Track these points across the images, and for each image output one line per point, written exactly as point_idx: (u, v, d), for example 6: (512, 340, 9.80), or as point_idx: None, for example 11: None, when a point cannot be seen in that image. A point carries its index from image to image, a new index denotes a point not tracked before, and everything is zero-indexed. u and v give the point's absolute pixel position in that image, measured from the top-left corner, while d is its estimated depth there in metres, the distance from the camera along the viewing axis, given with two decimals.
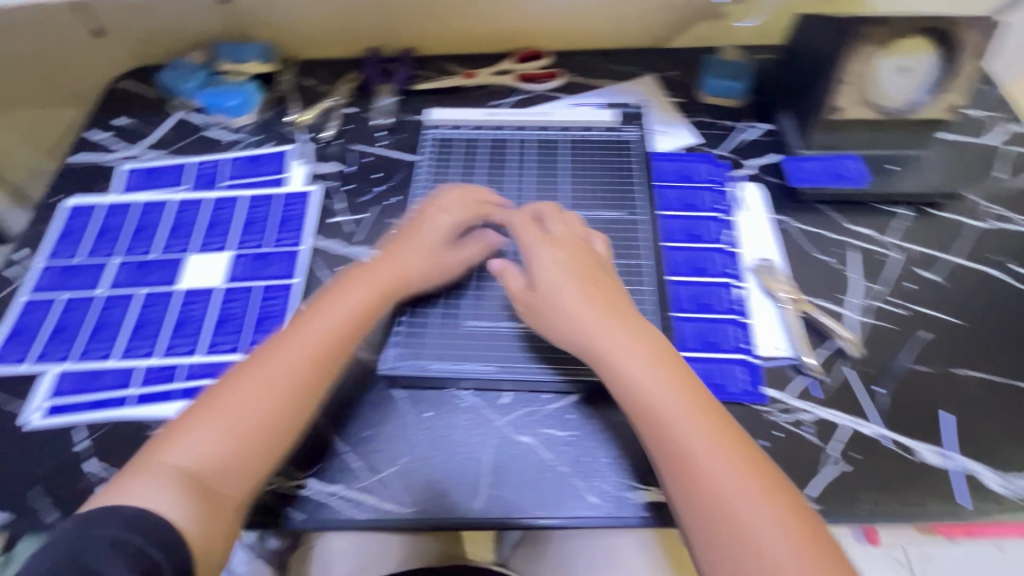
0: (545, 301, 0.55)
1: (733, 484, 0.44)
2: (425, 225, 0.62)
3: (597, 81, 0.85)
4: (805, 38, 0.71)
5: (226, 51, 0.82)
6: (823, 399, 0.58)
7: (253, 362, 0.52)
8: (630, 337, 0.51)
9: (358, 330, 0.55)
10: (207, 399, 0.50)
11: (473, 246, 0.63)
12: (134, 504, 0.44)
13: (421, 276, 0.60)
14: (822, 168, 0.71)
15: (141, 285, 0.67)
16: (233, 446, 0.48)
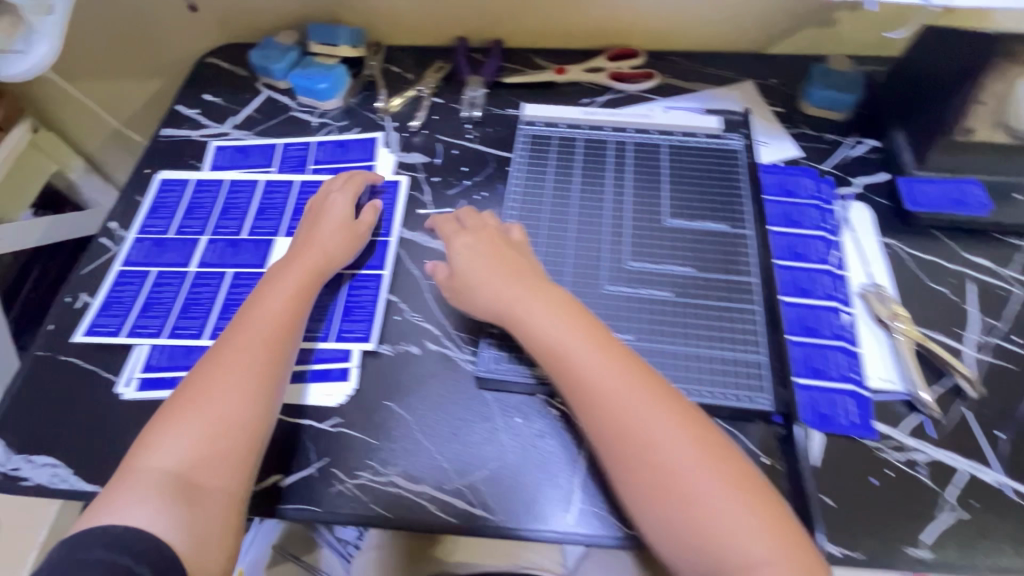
0: (469, 285, 0.57)
1: (670, 455, 0.45)
2: (324, 208, 0.65)
3: (693, 84, 0.81)
4: (933, 53, 0.67)
5: (316, 32, 0.81)
6: (938, 440, 0.54)
7: (211, 356, 0.53)
8: (560, 314, 0.52)
9: (298, 310, 0.57)
10: (182, 397, 0.51)
11: (365, 210, 0.67)
12: (122, 522, 0.44)
13: (328, 259, 0.62)
14: (940, 193, 0.67)
15: (230, 264, 0.67)
16: (205, 441, 0.48)
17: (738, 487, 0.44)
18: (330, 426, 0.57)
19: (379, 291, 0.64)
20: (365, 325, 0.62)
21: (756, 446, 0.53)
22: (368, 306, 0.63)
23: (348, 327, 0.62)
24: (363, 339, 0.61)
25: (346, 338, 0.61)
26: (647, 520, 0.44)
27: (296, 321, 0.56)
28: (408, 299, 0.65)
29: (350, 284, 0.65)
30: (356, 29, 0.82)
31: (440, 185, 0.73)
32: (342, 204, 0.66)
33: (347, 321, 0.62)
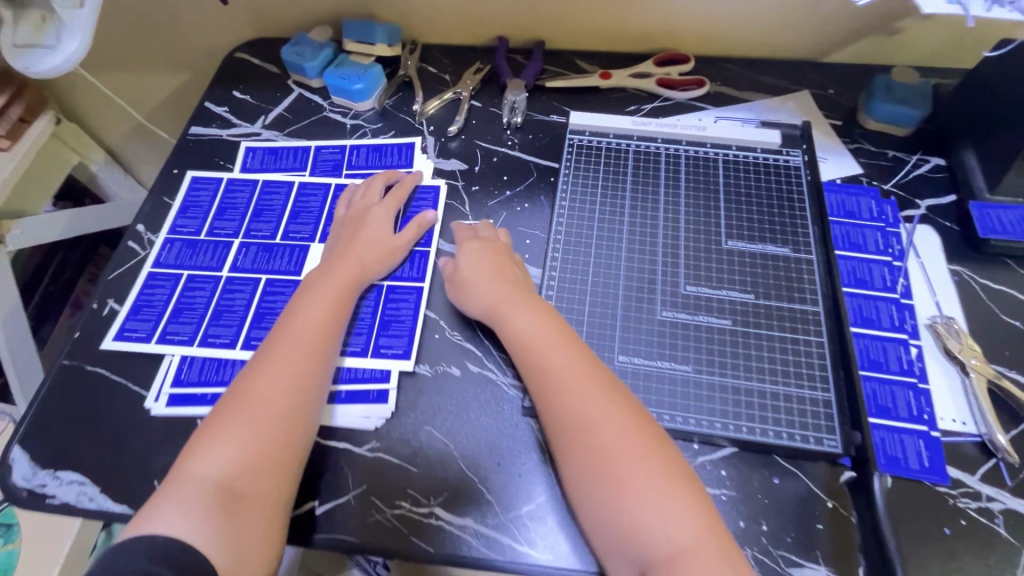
0: (457, 277, 0.59)
1: (616, 447, 0.46)
2: (365, 219, 0.63)
3: (746, 93, 0.77)
4: (1013, 68, 0.62)
5: (352, 29, 0.78)
6: (1015, 488, 0.51)
7: (260, 363, 0.51)
8: (534, 310, 0.54)
9: (337, 315, 0.55)
10: (228, 403, 0.49)
11: (410, 226, 0.64)
12: (166, 532, 0.41)
13: (368, 268, 0.60)
14: (1015, 219, 0.63)
15: (263, 270, 0.64)
16: (249, 448, 0.46)
17: (675, 488, 0.44)
18: (367, 451, 0.54)
19: (418, 305, 0.61)
20: (405, 341, 0.59)
21: (821, 488, 0.50)
22: (407, 320, 0.60)
23: (386, 343, 0.59)
24: (402, 356, 0.58)
25: (383, 354, 0.58)
26: (585, 508, 0.46)
27: (337, 328, 0.55)
28: (449, 316, 0.62)
29: (387, 297, 0.62)
30: (393, 27, 0.79)
31: (480, 194, 0.70)
32: (383, 219, 0.64)
33: (384, 336, 0.59)
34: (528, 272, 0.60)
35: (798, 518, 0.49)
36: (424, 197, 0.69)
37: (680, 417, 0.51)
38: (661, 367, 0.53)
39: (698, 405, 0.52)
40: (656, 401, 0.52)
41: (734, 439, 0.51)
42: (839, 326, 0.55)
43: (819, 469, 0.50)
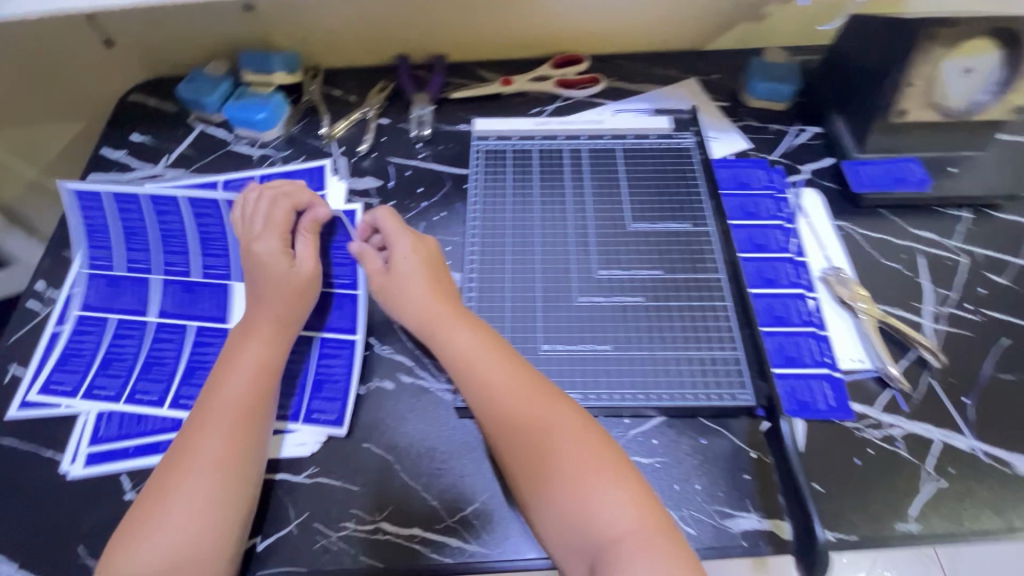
0: (397, 292, 0.57)
1: (564, 455, 0.46)
2: (257, 260, 0.57)
3: (639, 86, 0.82)
4: (864, 40, 0.69)
5: (249, 61, 0.77)
6: (910, 412, 0.56)
7: (182, 441, 0.49)
8: (471, 329, 0.53)
9: (272, 372, 0.54)
10: (156, 492, 0.47)
11: (308, 251, 0.58)
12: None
13: (290, 311, 0.56)
14: (883, 172, 0.70)
15: (192, 316, 0.62)
16: (182, 536, 0.44)
17: (625, 488, 0.45)
18: (306, 478, 0.53)
19: (349, 363, 0.59)
20: (338, 406, 0.57)
21: (745, 441, 0.53)
22: (340, 381, 0.58)
23: (318, 408, 0.57)
24: (335, 424, 0.56)
25: (316, 421, 0.56)
26: (542, 516, 0.45)
27: (262, 392, 0.52)
28: (378, 331, 0.62)
29: (319, 356, 0.59)
30: (289, 55, 0.78)
31: (396, 209, 0.71)
32: (276, 253, 0.57)
33: (318, 399, 0.57)
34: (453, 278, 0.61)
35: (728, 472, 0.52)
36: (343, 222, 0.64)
37: (605, 394, 0.54)
38: (583, 350, 0.56)
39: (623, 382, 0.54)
40: (581, 383, 0.54)
41: (660, 407, 0.53)
42: (740, 290, 0.59)
43: (742, 424, 0.54)
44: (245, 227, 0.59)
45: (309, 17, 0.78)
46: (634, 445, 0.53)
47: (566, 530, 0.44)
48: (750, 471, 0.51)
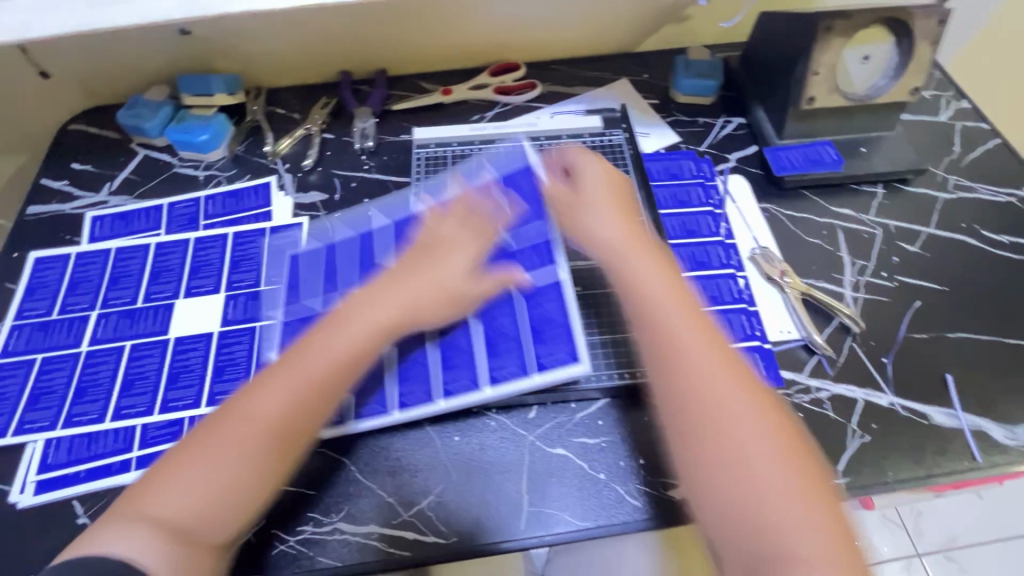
0: (572, 211, 0.60)
1: (724, 421, 0.44)
2: (443, 257, 0.57)
3: (574, 89, 0.86)
4: (774, 34, 0.74)
5: (189, 84, 0.78)
6: (835, 375, 0.60)
7: (256, 386, 0.49)
8: (665, 275, 0.53)
9: (360, 364, 0.51)
10: (206, 430, 0.47)
11: (492, 278, 0.58)
12: (114, 556, 0.41)
13: (438, 297, 0.55)
14: (801, 155, 0.74)
15: (287, 347, 0.57)
16: (217, 486, 0.45)
17: (784, 461, 0.43)
18: None
19: (560, 299, 0.59)
20: (564, 345, 0.56)
21: None
22: (557, 320, 0.57)
23: (497, 365, 0.56)
24: (569, 360, 0.55)
25: (549, 366, 0.55)
26: (697, 491, 0.44)
27: (352, 369, 0.51)
28: None
29: (526, 305, 0.59)
30: (229, 76, 0.79)
31: None
32: (462, 260, 0.57)
33: (541, 345, 0.56)
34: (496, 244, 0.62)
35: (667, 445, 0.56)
36: (523, 183, 0.65)
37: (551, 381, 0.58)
38: None
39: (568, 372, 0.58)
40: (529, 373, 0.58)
41: (601, 389, 0.58)
42: None
43: None
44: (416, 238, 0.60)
45: (247, 39, 0.80)
46: (581, 427, 0.57)
47: (717, 498, 0.43)
48: None
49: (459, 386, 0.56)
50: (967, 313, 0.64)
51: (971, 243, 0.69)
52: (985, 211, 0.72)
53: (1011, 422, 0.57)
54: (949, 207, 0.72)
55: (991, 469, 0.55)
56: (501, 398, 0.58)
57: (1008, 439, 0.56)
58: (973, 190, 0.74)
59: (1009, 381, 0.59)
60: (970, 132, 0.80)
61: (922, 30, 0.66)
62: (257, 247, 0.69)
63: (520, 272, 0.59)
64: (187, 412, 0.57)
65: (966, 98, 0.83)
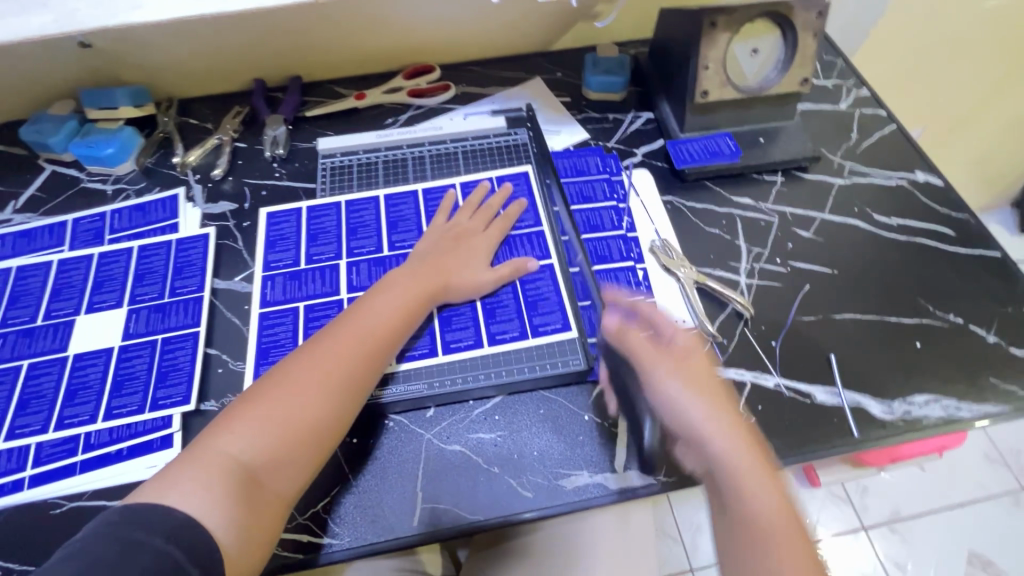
0: (652, 354, 0.56)
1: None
2: (465, 239, 0.67)
3: (488, 90, 0.87)
4: (670, 29, 0.75)
5: (92, 98, 0.77)
6: (725, 360, 0.62)
7: (312, 347, 0.56)
8: (736, 435, 0.51)
9: (404, 330, 0.59)
10: (267, 386, 0.53)
11: (506, 267, 0.65)
12: (182, 507, 0.44)
13: (464, 278, 0.64)
14: (701, 148, 0.76)
15: (299, 297, 0.66)
16: (281, 436, 0.50)
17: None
18: None
19: (554, 281, 0.66)
20: (558, 316, 0.63)
21: (578, 405, 0.59)
22: (551, 297, 0.65)
23: (499, 329, 0.63)
24: (563, 328, 0.63)
25: (545, 332, 0.62)
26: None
27: (398, 335, 0.59)
28: (231, 349, 0.64)
29: (522, 284, 0.66)
30: (135, 88, 0.79)
31: (250, 230, 0.73)
32: (486, 249, 0.67)
33: (536, 316, 0.63)
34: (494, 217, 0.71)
35: (558, 436, 0.57)
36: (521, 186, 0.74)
37: (450, 378, 0.60)
38: (430, 339, 0.62)
39: (468, 364, 0.61)
40: (428, 373, 0.60)
41: (497, 386, 0.60)
42: (568, 266, 0.68)
43: (576, 391, 0.60)
44: (437, 220, 0.70)
45: (149, 52, 0.79)
46: (477, 422, 0.59)
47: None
48: (585, 434, 0.58)
49: (462, 344, 0.62)
50: (854, 294, 0.66)
51: (862, 226, 0.72)
52: (877, 195, 0.75)
53: (889, 397, 0.60)
54: (844, 192, 0.75)
55: (869, 442, 0.57)
56: (402, 394, 0.59)
57: (884, 413, 0.59)
58: (867, 174, 0.77)
59: (889, 358, 0.62)
60: (866, 119, 0.82)
61: (803, 23, 0.68)
62: (161, 259, 0.69)
63: (531, 261, 0.66)
64: (83, 428, 0.57)
65: (865, 85, 0.86)
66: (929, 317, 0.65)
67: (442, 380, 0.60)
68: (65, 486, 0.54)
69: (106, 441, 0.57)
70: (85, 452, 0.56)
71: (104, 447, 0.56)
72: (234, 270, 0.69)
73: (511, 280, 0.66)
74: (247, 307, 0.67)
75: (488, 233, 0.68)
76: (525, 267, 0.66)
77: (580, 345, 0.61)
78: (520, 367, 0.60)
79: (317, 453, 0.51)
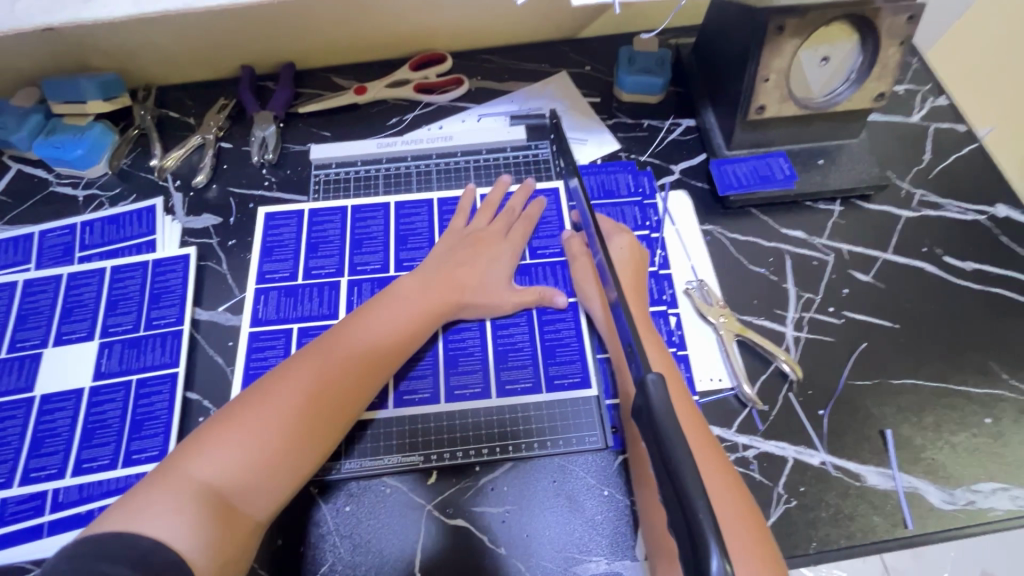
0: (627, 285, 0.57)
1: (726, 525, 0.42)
2: (485, 239, 0.62)
3: (506, 85, 0.76)
4: (725, 26, 0.63)
5: (57, 88, 0.68)
6: (765, 431, 0.54)
7: (306, 353, 0.50)
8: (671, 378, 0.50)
9: (407, 344, 0.54)
10: (252, 393, 0.46)
11: (531, 292, 0.60)
12: (151, 534, 0.38)
13: (481, 295, 0.58)
14: (749, 169, 0.66)
15: (293, 318, 0.60)
16: (265, 454, 0.44)
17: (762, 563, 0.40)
18: None
19: (577, 323, 0.60)
20: (577, 368, 0.57)
21: (597, 478, 0.53)
22: (572, 343, 0.59)
23: (509, 378, 0.57)
24: (581, 383, 0.57)
25: (560, 386, 0.57)
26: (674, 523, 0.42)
27: (400, 347, 0.54)
28: (213, 395, 0.57)
29: (540, 322, 0.60)
30: (105, 78, 0.69)
31: (236, 249, 0.65)
32: (508, 256, 0.61)
33: (553, 364, 0.58)
34: (516, 225, 0.64)
35: (575, 518, 0.51)
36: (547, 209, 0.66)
37: (453, 453, 0.54)
38: (434, 395, 0.56)
39: (473, 423, 0.55)
40: (428, 439, 0.55)
41: (504, 456, 0.54)
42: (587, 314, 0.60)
43: (595, 461, 0.54)
44: (454, 224, 0.64)
45: (121, 36, 0.69)
46: (483, 493, 0.53)
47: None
48: (602, 513, 0.51)
49: (467, 391, 0.57)
50: (916, 355, 0.58)
51: (930, 270, 0.63)
52: (950, 231, 0.65)
53: (951, 484, 0.52)
54: (912, 226, 0.65)
55: (925, 536, 0.51)
56: (399, 462, 0.54)
57: (944, 502, 0.52)
58: (939, 206, 0.66)
59: (954, 435, 0.54)
60: (943, 136, 0.71)
61: (890, 29, 0.56)
62: (136, 284, 0.62)
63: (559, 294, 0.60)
64: (51, 484, 0.52)
65: (944, 93, 0.74)
66: (1001, 387, 0.57)
67: (444, 453, 0.54)
68: (28, 554, 0.49)
69: (76, 500, 0.52)
70: (53, 512, 0.51)
71: (73, 507, 0.51)
72: (218, 299, 0.62)
73: (530, 307, 0.60)
74: (231, 343, 0.60)
75: (511, 239, 0.63)
76: (551, 297, 0.59)
77: (597, 403, 0.56)
78: (538, 421, 0.55)
79: (302, 474, 0.46)
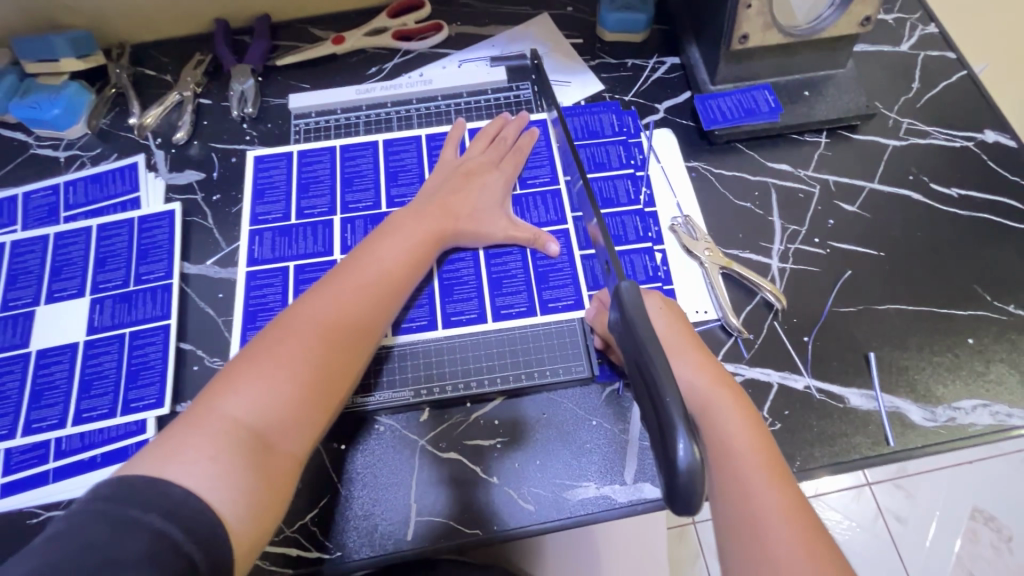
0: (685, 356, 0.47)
1: (767, 519, 0.40)
2: (475, 169, 0.61)
3: (486, 29, 0.74)
4: None
5: (28, 47, 0.67)
6: (751, 358, 0.55)
7: (318, 291, 0.49)
8: (696, 362, 0.47)
9: (412, 273, 0.54)
10: (272, 332, 0.46)
11: (524, 232, 0.59)
12: (183, 482, 0.37)
13: (475, 222, 0.59)
14: (734, 103, 0.65)
15: (289, 257, 0.60)
16: (293, 390, 0.43)
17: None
18: None
19: (569, 253, 0.60)
20: (570, 291, 0.58)
21: (585, 408, 0.54)
22: (564, 269, 0.59)
23: (505, 303, 0.58)
24: (574, 306, 0.58)
25: (554, 309, 0.58)
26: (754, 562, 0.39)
27: (405, 277, 0.53)
28: (207, 344, 0.58)
29: (533, 254, 0.60)
30: (76, 35, 0.68)
31: (221, 203, 0.65)
32: (500, 183, 0.61)
33: (546, 290, 0.58)
34: (503, 155, 0.63)
35: (566, 447, 0.53)
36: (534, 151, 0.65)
37: (450, 384, 0.55)
38: (427, 334, 0.57)
39: (478, 352, 0.56)
40: (427, 377, 0.55)
41: (503, 391, 0.55)
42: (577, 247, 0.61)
43: (584, 391, 0.55)
44: (446, 156, 0.63)
45: None
46: (477, 428, 0.54)
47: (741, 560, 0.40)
48: (592, 440, 0.53)
49: (464, 317, 0.58)
50: (900, 282, 0.59)
51: (915, 198, 0.62)
52: (937, 158, 0.64)
53: (932, 403, 0.54)
54: (899, 155, 0.65)
55: (905, 452, 0.52)
56: (392, 400, 0.54)
57: (926, 420, 0.53)
58: (926, 135, 0.66)
59: (937, 357, 0.55)
60: (931, 64, 0.70)
61: None
62: (123, 241, 0.62)
63: (547, 237, 0.60)
64: (53, 434, 0.54)
65: (933, 21, 0.73)
66: (985, 308, 0.57)
67: (435, 388, 0.55)
68: (38, 498, 0.51)
69: (79, 447, 0.53)
70: (58, 459, 0.52)
71: (76, 454, 0.53)
72: (206, 253, 0.62)
73: (524, 245, 0.60)
74: (220, 295, 0.60)
75: (503, 168, 0.62)
76: (543, 243, 0.59)
77: (582, 331, 0.57)
78: (528, 353, 0.56)
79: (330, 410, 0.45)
